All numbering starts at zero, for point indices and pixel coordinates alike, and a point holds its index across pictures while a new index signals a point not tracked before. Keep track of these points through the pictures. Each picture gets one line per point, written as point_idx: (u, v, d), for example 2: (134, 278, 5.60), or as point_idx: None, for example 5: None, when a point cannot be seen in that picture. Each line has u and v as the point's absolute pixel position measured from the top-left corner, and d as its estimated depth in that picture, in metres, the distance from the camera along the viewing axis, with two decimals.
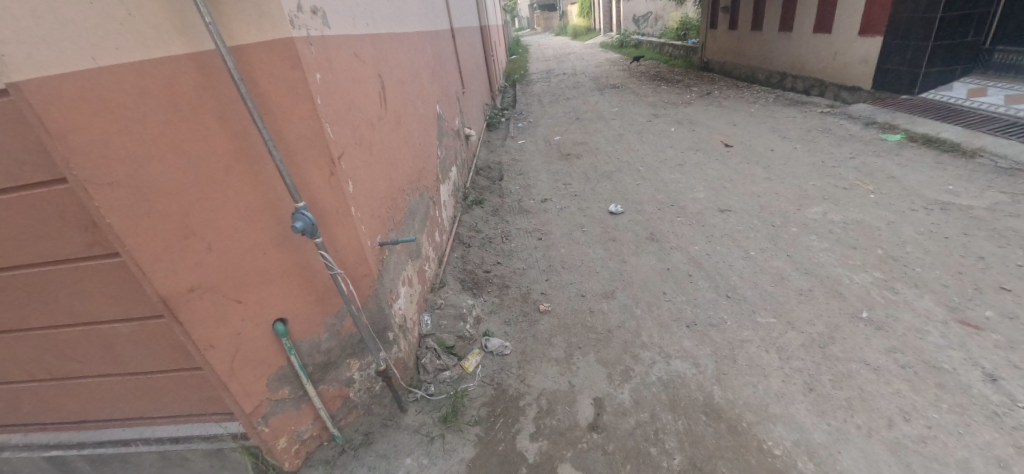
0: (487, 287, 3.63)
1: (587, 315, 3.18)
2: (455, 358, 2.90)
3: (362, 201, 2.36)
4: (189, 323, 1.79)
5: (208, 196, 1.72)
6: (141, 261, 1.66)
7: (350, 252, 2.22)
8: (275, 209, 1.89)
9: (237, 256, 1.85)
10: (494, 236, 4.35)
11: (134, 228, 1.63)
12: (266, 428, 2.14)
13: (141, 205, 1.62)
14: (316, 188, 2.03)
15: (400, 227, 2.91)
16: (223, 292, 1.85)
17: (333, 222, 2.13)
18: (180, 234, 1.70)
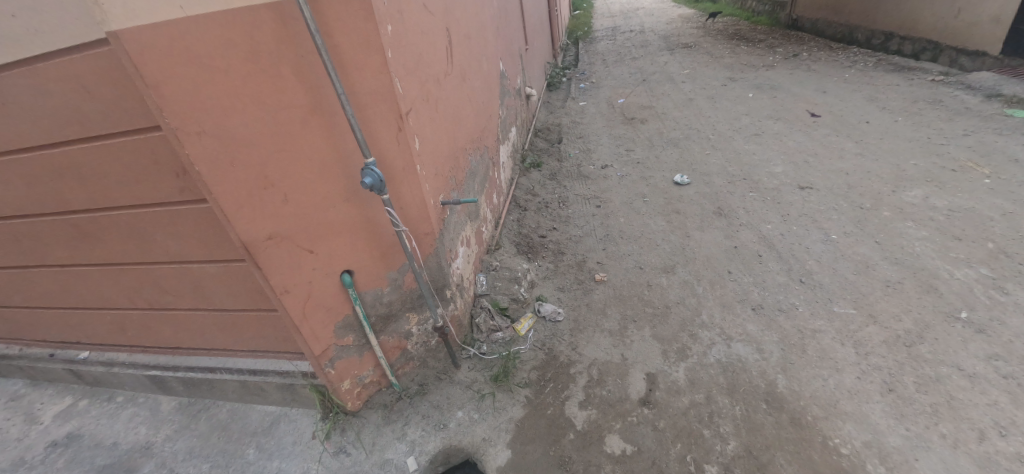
0: (542, 252, 3.60)
1: (645, 289, 3.09)
2: (508, 320, 2.94)
3: (427, 159, 2.36)
4: (268, 269, 1.90)
5: (286, 148, 1.78)
6: (226, 209, 1.74)
7: (414, 209, 2.25)
8: (346, 163, 1.94)
9: (310, 207, 1.92)
10: (552, 200, 4.28)
11: (219, 176, 1.69)
12: (332, 370, 2.29)
13: (227, 155, 1.67)
14: (384, 143, 2.05)
15: (461, 186, 2.91)
16: (298, 242, 1.94)
17: (399, 179, 2.16)
18: (260, 184, 1.77)
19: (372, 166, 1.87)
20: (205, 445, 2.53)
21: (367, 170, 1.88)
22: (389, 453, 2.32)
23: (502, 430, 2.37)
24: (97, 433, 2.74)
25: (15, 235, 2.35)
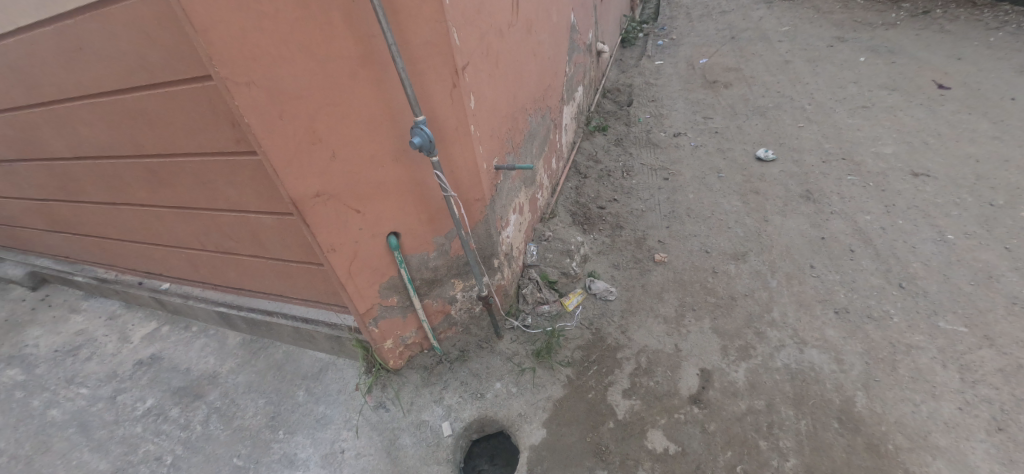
0: (599, 225, 3.39)
1: (708, 274, 2.82)
2: (555, 294, 2.82)
3: (482, 120, 2.21)
4: (315, 226, 1.88)
5: (335, 103, 1.69)
6: (275, 163, 1.70)
7: (465, 173, 2.13)
8: (396, 121, 1.83)
9: (358, 166, 1.85)
10: (615, 169, 3.99)
11: (269, 130, 1.65)
12: (375, 329, 2.30)
13: (275, 107, 1.62)
14: (437, 101, 1.92)
15: (518, 149, 2.74)
16: (345, 201, 1.90)
17: (451, 140, 2.03)
18: (309, 140, 1.72)
19: (422, 125, 1.75)
20: (262, 381, 2.67)
21: (417, 130, 1.76)
22: (425, 415, 2.35)
23: (539, 408, 2.31)
24: (175, 358, 2.98)
25: (101, 173, 2.51)
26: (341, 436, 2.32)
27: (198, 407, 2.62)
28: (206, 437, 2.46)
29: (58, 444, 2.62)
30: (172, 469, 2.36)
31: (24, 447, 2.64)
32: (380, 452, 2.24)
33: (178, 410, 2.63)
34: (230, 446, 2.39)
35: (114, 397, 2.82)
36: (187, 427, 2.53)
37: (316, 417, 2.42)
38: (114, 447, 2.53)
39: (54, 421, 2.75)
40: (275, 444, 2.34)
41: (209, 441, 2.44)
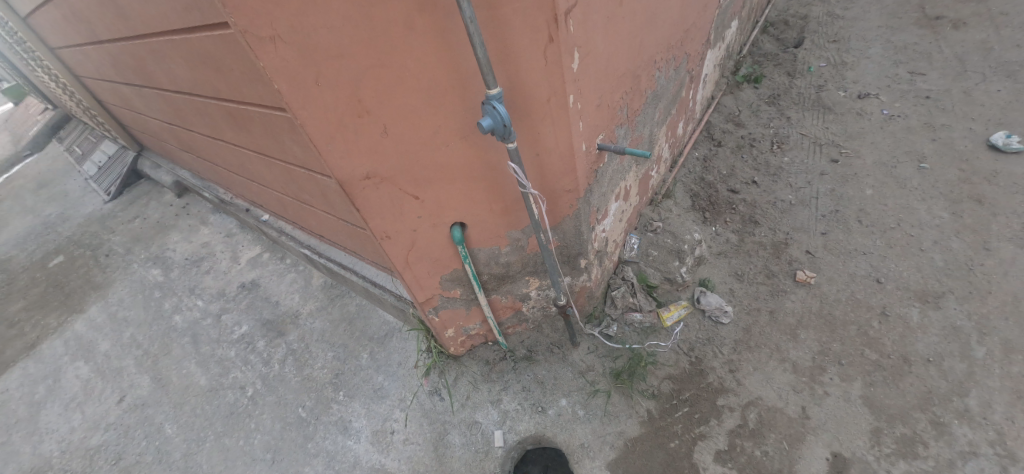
0: (726, 216, 2.68)
1: (872, 317, 2.11)
2: (653, 302, 2.31)
3: (587, 84, 1.65)
4: (366, 211, 1.60)
5: (384, 65, 1.30)
6: (315, 138, 1.40)
7: (554, 157, 1.65)
8: (463, 90, 1.40)
9: (415, 144, 1.48)
10: (762, 137, 3.07)
11: (305, 98, 1.33)
12: (434, 317, 2.05)
13: (310, 70, 1.28)
14: (523, 63, 1.42)
15: (636, 118, 2.13)
16: (401, 185, 1.57)
17: (539, 116, 1.54)
18: (354, 111, 1.37)
19: (494, 102, 1.29)
20: (334, 333, 2.61)
21: (488, 109, 1.31)
22: (478, 414, 2.12)
23: (606, 444, 1.95)
24: (269, 288, 3.04)
25: (195, 108, 2.46)
26: (394, 415, 2.20)
27: (279, 345, 2.64)
28: (280, 379, 2.48)
29: (175, 350, 2.83)
30: (252, 402, 2.42)
31: (151, 345, 2.91)
32: (427, 445, 2.08)
33: (264, 343, 2.68)
34: (297, 394, 2.38)
35: (219, 315, 2.95)
36: (267, 363, 2.57)
37: (373, 387, 2.31)
38: (211, 366, 2.66)
39: (175, 326, 2.98)
40: (333, 405, 2.29)
41: (282, 383, 2.45)
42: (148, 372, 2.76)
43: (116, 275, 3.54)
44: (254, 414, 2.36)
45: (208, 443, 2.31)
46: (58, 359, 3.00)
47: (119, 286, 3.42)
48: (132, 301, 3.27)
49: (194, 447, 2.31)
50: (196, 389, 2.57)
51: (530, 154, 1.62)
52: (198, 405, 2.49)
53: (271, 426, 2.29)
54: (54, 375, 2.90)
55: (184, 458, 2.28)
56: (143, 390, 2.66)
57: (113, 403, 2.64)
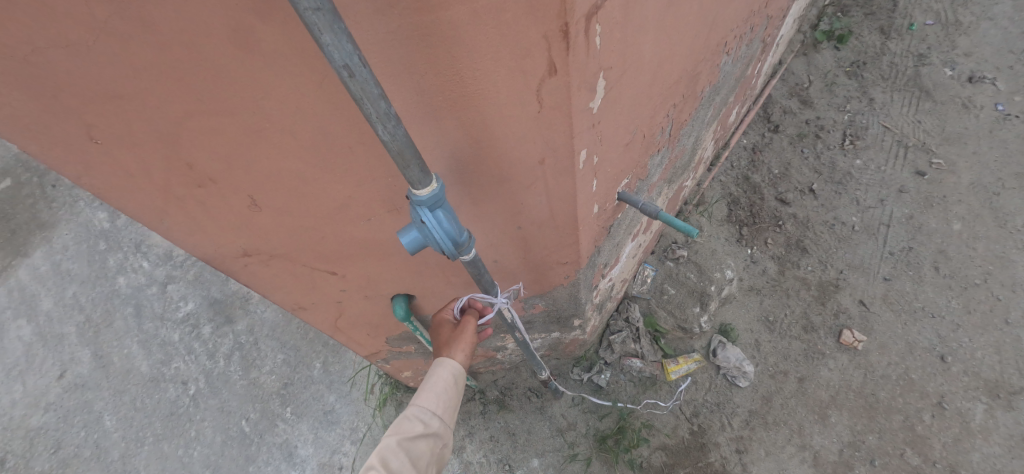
0: (768, 235, 2.14)
1: (924, 408, 1.72)
2: (658, 352, 1.93)
3: (613, 123, 1.02)
4: (257, 285, 1.16)
5: (218, 123, 0.74)
6: (136, 211, 0.90)
7: (543, 227, 1.12)
8: (377, 156, 0.84)
9: (309, 219, 0.97)
10: (833, 125, 2.38)
11: (96, 165, 0.80)
12: (387, 365, 1.69)
13: (80, 127, 0.72)
14: (500, 108, 0.79)
15: (679, 130, 1.48)
16: (303, 261, 1.09)
17: (523, 183, 0.97)
18: (190, 180, 0.85)
19: (421, 209, 0.73)
20: (286, 329, 2.28)
21: (414, 215, 0.76)
22: None
23: None
24: None
25: None
26: (343, 447, 1.94)
27: (226, 335, 2.32)
28: (224, 380, 2.19)
29: (117, 322, 2.42)
30: (193, 403, 2.16)
31: (95, 312, 2.46)
32: None
33: (210, 330, 2.35)
34: (242, 402, 2.11)
35: (165, 284, 2.52)
36: (212, 357, 2.27)
37: (323, 409, 2.04)
38: (153, 349, 2.33)
39: (119, 292, 2.51)
40: (279, 424, 2.03)
41: (227, 385, 2.17)
42: (88, 346, 2.37)
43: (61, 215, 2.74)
44: (195, 418, 2.12)
45: (147, 446, 2.09)
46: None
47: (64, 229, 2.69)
48: (78, 251, 2.64)
49: (133, 449, 2.09)
50: (136, 376, 2.27)
51: (507, 226, 1.09)
52: (140, 395, 2.22)
53: (212, 439, 2.05)
54: None
55: (122, 460, 2.07)
56: (83, 368, 2.31)
57: (53, 378, 2.30)
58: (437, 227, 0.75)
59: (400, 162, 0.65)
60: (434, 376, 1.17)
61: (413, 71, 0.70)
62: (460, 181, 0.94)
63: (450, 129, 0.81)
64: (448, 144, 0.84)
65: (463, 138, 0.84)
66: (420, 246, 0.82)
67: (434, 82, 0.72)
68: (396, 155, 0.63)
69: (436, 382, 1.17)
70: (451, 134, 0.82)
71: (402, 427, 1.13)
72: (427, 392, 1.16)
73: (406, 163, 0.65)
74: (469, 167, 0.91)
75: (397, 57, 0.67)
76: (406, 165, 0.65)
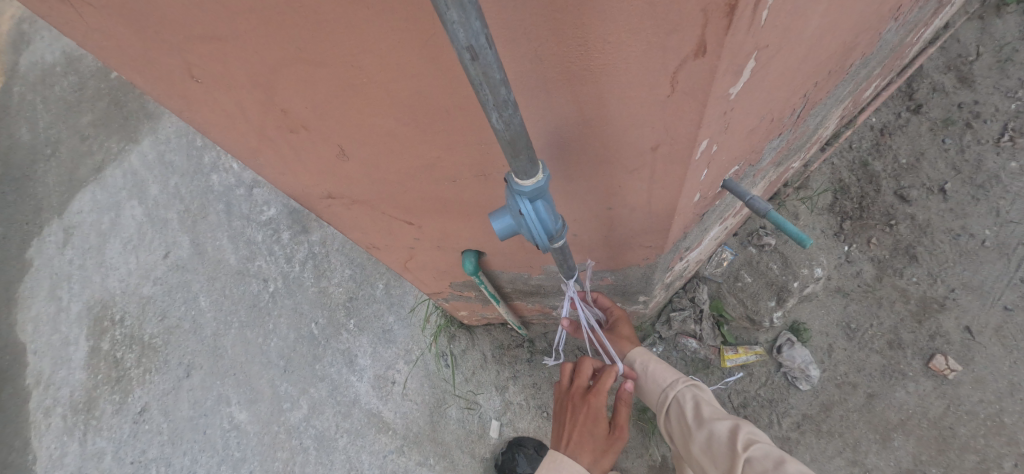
0: (872, 234, 1.91)
1: (1008, 455, 1.58)
2: (718, 337, 1.85)
3: (753, 107, 0.81)
4: (338, 223, 1.17)
5: (314, 75, 0.67)
6: (232, 145, 0.89)
7: (637, 211, 0.97)
8: (473, 125, 0.74)
9: (395, 173, 0.92)
10: (992, 115, 1.97)
11: (195, 103, 0.78)
12: (445, 303, 1.73)
13: (180, 64, 0.69)
14: (623, 87, 0.62)
15: (811, 112, 1.23)
16: (383, 209, 1.07)
17: (626, 168, 0.81)
18: (283, 126, 0.81)
19: (520, 198, 0.62)
20: (354, 246, 2.40)
21: (509, 201, 0.65)
22: (479, 397, 2.03)
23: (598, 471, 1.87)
24: None
25: None
26: (397, 365, 2.10)
27: (302, 244, 2.48)
28: (299, 284, 2.38)
29: (211, 216, 2.64)
30: (272, 299, 2.38)
31: (193, 203, 2.69)
32: (425, 409, 2.02)
33: (288, 236, 2.52)
34: (313, 307, 2.31)
35: (251, 188, 2.69)
36: (289, 261, 2.45)
37: (383, 327, 2.20)
38: (241, 245, 2.55)
39: (213, 189, 2.71)
40: (344, 333, 2.22)
41: (300, 289, 2.37)
42: (188, 233, 2.62)
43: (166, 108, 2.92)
44: (273, 313, 2.35)
45: (233, 330, 2.37)
46: (117, 191, 2.77)
47: (167, 122, 2.88)
48: (179, 145, 2.83)
49: (222, 329, 2.38)
50: (226, 266, 2.52)
51: (597, 205, 0.95)
52: (228, 284, 2.47)
53: (286, 334, 2.29)
54: (115, 209, 2.74)
55: (214, 337, 2.37)
56: (184, 251, 2.59)
57: (160, 256, 2.60)
58: (535, 219, 0.63)
59: (509, 152, 0.54)
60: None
61: (530, 34, 0.55)
62: (557, 158, 0.79)
63: (559, 102, 0.66)
64: (553, 119, 0.70)
65: (572, 114, 0.68)
66: (514, 231, 0.73)
67: (553, 50, 0.57)
68: (506, 144, 0.53)
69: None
70: (560, 109, 0.67)
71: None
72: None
73: (514, 153, 0.54)
74: (570, 144, 0.76)
75: (515, 17, 0.53)
76: (515, 156, 0.54)
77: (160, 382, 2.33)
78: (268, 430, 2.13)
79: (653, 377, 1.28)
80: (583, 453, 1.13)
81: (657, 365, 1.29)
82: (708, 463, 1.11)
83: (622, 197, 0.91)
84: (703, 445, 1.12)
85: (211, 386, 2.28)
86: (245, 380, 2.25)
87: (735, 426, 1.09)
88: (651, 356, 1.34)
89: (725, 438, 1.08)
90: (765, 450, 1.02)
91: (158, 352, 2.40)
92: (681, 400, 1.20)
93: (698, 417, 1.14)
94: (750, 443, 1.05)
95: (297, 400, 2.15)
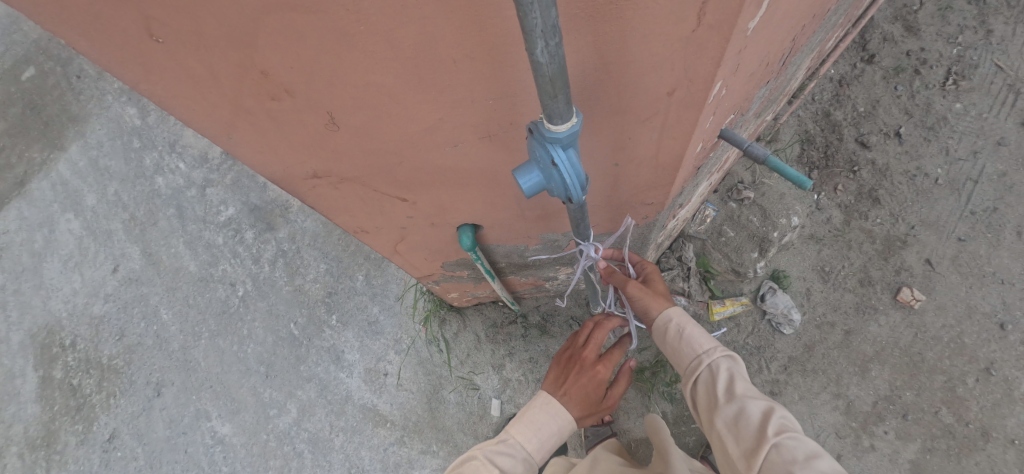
0: (838, 181, 2.02)
1: (970, 372, 1.73)
2: (705, 291, 1.92)
3: (760, 45, 0.76)
4: (320, 206, 1.01)
5: (310, 22, 0.52)
6: (201, 124, 0.71)
7: (643, 166, 0.91)
8: (488, 73, 0.62)
9: (394, 141, 0.78)
10: (937, 61, 2.10)
11: (145, 67, 0.59)
12: (436, 285, 1.66)
13: (133, 17, 0.51)
14: (648, 24, 0.55)
15: (792, 59, 1.24)
16: (375, 186, 0.93)
17: (638, 119, 0.75)
18: (263, 93, 0.64)
19: (553, 146, 0.52)
20: (327, 239, 2.29)
21: (538, 153, 0.55)
22: (478, 378, 2.00)
23: None
24: None
25: None
26: (388, 356, 2.05)
27: (268, 242, 2.33)
28: (271, 285, 2.25)
29: (162, 222, 2.44)
30: (243, 304, 2.24)
31: (139, 210, 2.46)
32: (422, 397, 1.98)
33: (253, 236, 2.36)
34: (289, 306, 2.19)
35: (204, 188, 2.49)
36: (257, 262, 2.31)
37: (368, 319, 2.12)
38: (200, 250, 2.37)
39: (160, 193, 2.49)
40: (326, 330, 2.13)
41: (273, 290, 2.24)
42: (137, 243, 2.41)
43: (92, 108, 2.64)
44: (246, 318, 2.21)
45: (204, 340, 2.22)
46: (48, 205, 2.51)
47: (96, 124, 2.61)
48: (114, 148, 2.58)
49: (191, 342, 2.22)
50: (187, 274, 2.34)
51: (604, 163, 0.88)
52: (191, 293, 2.31)
53: (263, 338, 2.17)
54: (48, 225, 2.48)
55: (182, 351, 2.21)
56: (135, 263, 2.38)
57: (108, 271, 2.38)
58: (570, 172, 0.54)
59: (546, 93, 0.45)
60: (549, 421, 1.12)
61: None
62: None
63: (577, 45, 0.57)
64: (570, 67, 0.61)
65: (590, 59, 0.60)
66: (544, 188, 0.64)
67: None
68: (544, 84, 0.44)
69: (550, 429, 1.12)
70: (577, 54, 0.59)
71: (502, 461, 1.07)
72: (536, 438, 1.10)
73: (553, 94, 0.45)
74: (583, 98, 0.68)
75: None
76: (553, 98, 0.45)
77: (128, 405, 2.17)
78: (256, 440, 2.03)
79: (686, 342, 1.08)
80: (574, 401, 1.13)
81: (693, 329, 1.09)
82: (728, 442, 0.97)
83: (628, 153, 0.85)
84: (728, 421, 0.97)
85: (186, 402, 2.14)
86: (224, 391, 2.13)
87: (769, 408, 0.94)
88: (688, 319, 1.12)
89: (756, 420, 0.94)
90: (800, 441, 0.88)
91: (121, 374, 2.22)
92: (715, 370, 1.02)
93: (730, 392, 0.98)
94: (783, 430, 0.91)
95: (284, 405, 2.06)
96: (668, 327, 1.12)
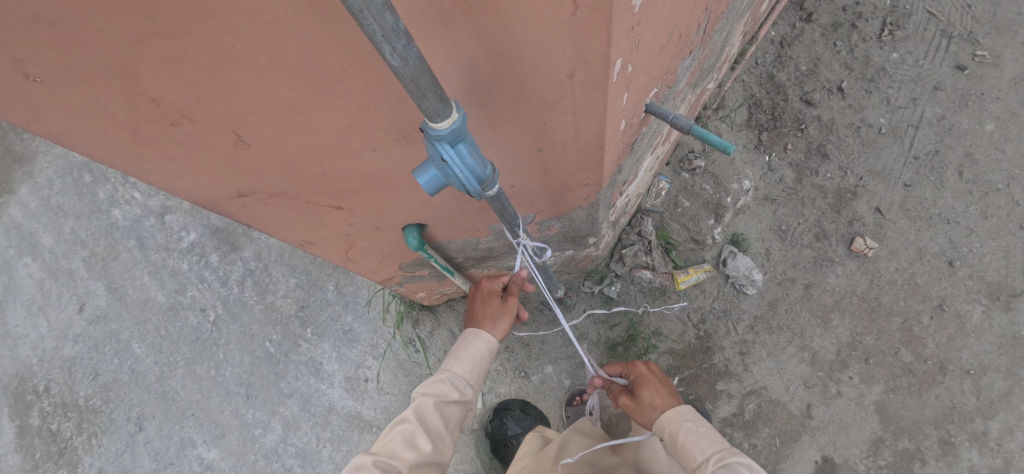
0: (788, 140, 2.06)
1: (924, 311, 1.81)
2: (669, 263, 1.94)
3: (657, 19, 0.78)
4: (257, 224, 1.01)
5: (185, 46, 0.54)
6: (109, 157, 0.72)
7: (567, 149, 0.93)
8: (380, 77, 0.63)
9: (309, 153, 0.79)
10: (872, 13, 2.15)
11: (30, 106, 0.60)
12: (401, 287, 1.67)
13: (3, 60, 0.53)
14: (525, 12, 0.57)
15: (715, 26, 1.26)
16: (305, 198, 0.94)
17: (547, 105, 0.77)
18: (162, 119, 0.66)
19: (440, 144, 0.56)
20: (293, 254, 2.27)
21: (430, 152, 0.59)
22: None
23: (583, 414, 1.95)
24: None
25: None
26: (366, 362, 2.06)
27: (234, 263, 2.31)
28: (242, 305, 2.23)
29: (123, 255, 2.39)
30: (216, 328, 2.22)
31: (98, 245, 2.41)
32: (404, 398, 2.00)
33: (218, 258, 2.33)
34: (263, 325, 2.18)
35: (162, 215, 2.43)
36: (225, 284, 2.28)
37: (342, 328, 2.13)
38: (166, 279, 2.33)
39: (117, 225, 2.43)
40: (303, 344, 2.12)
41: (245, 310, 2.22)
42: (100, 278, 2.37)
43: (36, 146, 2.56)
44: (221, 342, 2.20)
45: (180, 369, 2.19)
46: (3, 250, 2.45)
47: (43, 162, 2.53)
48: (65, 185, 2.51)
49: (167, 372, 2.20)
50: (155, 305, 2.30)
51: (527, 150, 0.90)
52: (162, 324, 2.27)
53: (240, 360, 2.15)
54: (6, 270, 2.42)
55: (160, 382, 2.19)
56: (101, 300, 2.34)
57: (74, 311, 2.33)
58: (462, 166, 0.59)
59: (414, 93, 0.48)
60: (469, 344, 1.21)
61: None
62: (475, 105, 0.73)
63: (462, 40, 0.60)
64: (461, 59, 0.63)
65: (480, 52, 0.62)
66: (444, 184, 0.68)
67: None
68: (407, 84, 0.46)
69: (472, 352, 1.20)
70: (464, 46, 0.61)
71: (434, 389, 1.13)
72: (461, 360, 1.19)
73: (421, 93, 0.48)
74: (484, 88, 0.70)
75: None
76: (423, 96, 0.48)
77: (111, 444, 2.15)
78: (244, 461, 2.03)
79: (685, 452, 1.11)
80: (484, 321, 1.24)
81: (686, 438, 1.12)
82: None
83: (546, 138, 0.87)
84: None
85: (169, 433, 2.12)
86: (207, 417, 2.11)
87: None
88: (682, 419, 1.16)
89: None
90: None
91: (99, 413, 2.19)
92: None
93: None
94: None
95: (269, 424, 2.05)
96: (666, 433, 1.17)
